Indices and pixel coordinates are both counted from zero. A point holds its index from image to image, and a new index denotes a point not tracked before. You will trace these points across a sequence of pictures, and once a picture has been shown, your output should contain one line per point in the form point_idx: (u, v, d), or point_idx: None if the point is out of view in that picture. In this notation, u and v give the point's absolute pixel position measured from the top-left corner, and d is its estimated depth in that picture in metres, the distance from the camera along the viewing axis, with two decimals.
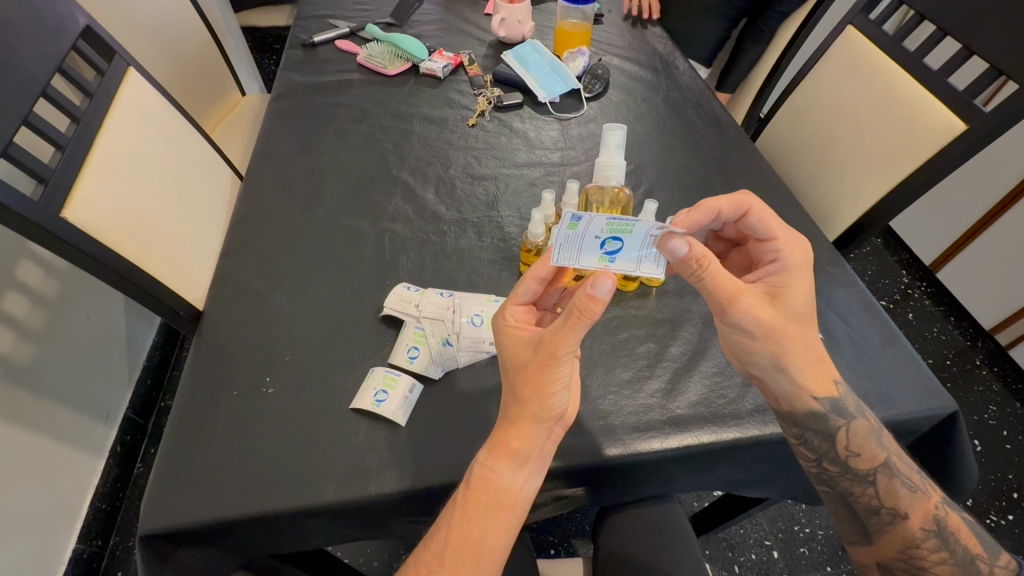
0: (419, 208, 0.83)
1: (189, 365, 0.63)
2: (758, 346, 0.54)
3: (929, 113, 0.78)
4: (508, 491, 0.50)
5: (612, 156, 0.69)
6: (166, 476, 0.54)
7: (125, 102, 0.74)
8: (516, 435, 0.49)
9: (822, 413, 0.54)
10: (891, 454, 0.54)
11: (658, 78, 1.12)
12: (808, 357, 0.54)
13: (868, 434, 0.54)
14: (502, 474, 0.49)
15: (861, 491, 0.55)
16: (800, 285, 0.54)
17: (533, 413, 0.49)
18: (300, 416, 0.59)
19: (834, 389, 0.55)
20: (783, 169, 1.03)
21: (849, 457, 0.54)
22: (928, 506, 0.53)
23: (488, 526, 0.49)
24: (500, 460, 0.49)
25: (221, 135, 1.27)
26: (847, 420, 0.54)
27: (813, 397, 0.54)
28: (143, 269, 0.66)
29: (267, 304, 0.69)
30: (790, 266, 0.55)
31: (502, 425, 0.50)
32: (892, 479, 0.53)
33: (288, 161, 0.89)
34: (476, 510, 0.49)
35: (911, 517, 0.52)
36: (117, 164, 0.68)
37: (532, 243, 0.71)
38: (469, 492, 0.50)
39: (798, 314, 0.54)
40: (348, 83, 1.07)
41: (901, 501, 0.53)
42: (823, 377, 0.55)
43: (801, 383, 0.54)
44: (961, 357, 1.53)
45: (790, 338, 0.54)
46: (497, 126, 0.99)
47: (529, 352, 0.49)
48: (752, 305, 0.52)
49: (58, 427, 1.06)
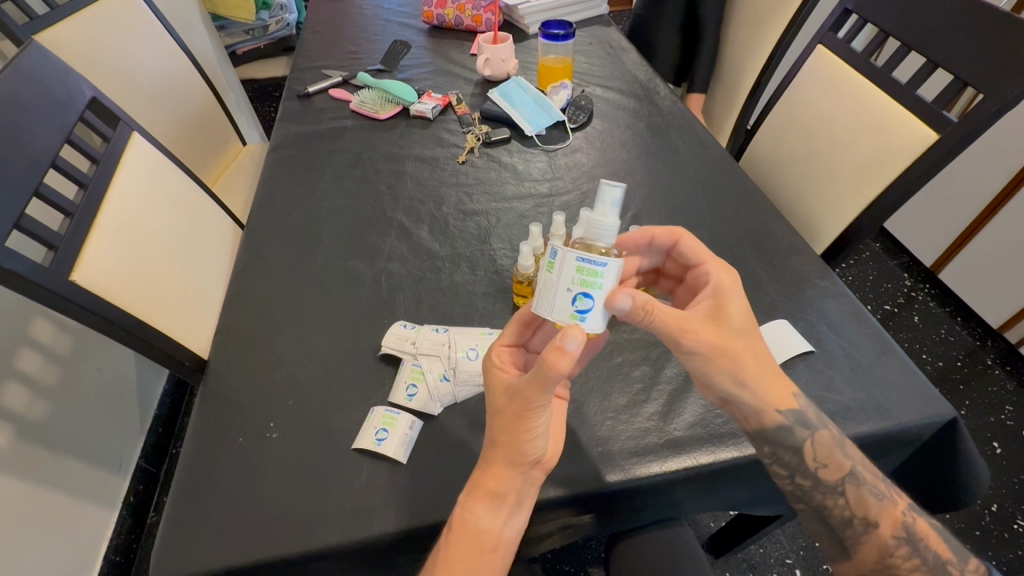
0: (414, 246, 0.85)
1: (195, 415, 0.65)
2: (716, 370, 0.54)
3: (902, 125, 0.80)
4: (488, 533, 0.51)
5: (604, 216, 0.51)
6: (175, 526, 0.55)
7: (130, 165, 0.79)
8: (491, 477, 0.50)
9: (788, 425, 0.55)
10: (856, 463, 0.55)
11: (640, 105, 1.15)
12: (763, 369, 0.55)
13: (831, 444, 0.55)
14: (483, 517, 0.50)
15: (833, 502, 0.55)
16: (737, 302, 0.56)
17: (507, 456, 0.50)
18: (303, 458, 0.60)
19: (794, 402, 0.56)
20: (768, 185, 1.05)
21: (818, 467, 0.55)
22: (896, 513, 0.54)
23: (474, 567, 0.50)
24: (478, 502, 0.50)
25: (223, 185, 1.32)
26: (812, 431, 0.55)
27: (777, 412, 0.55)
28: (148, 322, 0.68)
29: (269, 349, 0.71)
30: (722, 287, 0.57)
31: (479, 467, 0.52)
32: (860, 485, 0.54)
33: (288, 209, 0.92)
34: (453, 553, 0.50)
35: (882, 525, 0.53)
36: (124, 224, 0.72)
37: (523, 275, 0.72)
38: (450, 535, 0.51)
39: (743, 329, 0.55)
40: (342, 129, 1.11)
41: (871, 509, 0.54)
42: (780, 389, 0.56)
43: (762, 398, 0.55)
44: (971, 358, 1.51)
45: (745, 356, 0.54)
46: (487, 161, 1.02)
47: (506, 395, 0.51)
48: (702, 330, 0.53)
49: (72, 481, 1.07)
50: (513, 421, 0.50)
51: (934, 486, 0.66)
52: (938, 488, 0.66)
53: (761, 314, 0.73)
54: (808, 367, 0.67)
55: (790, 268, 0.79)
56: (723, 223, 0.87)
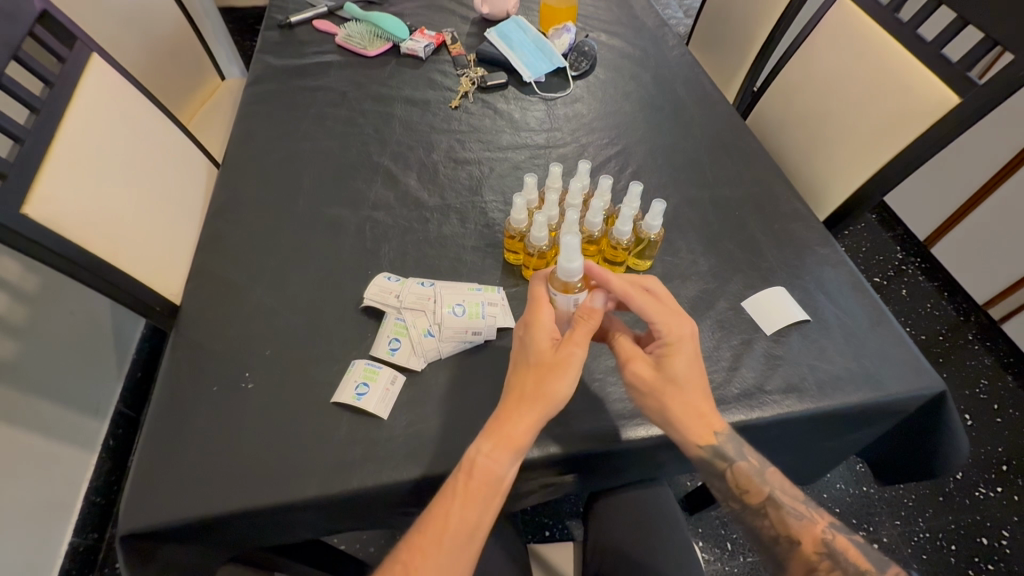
0: (401, 194, 0.81)
1: (166, 362, 0.62)
2: (643, 406, 0.57)
3: (922, 87, 0.76)
4: (500, 479, 0.51)
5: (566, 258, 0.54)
6: (146, 473, 0.54)
7: (90, 89, 0.69)
8: (516, 424, 0.51)
9: (706, 458, 0.55)
10: (776, 488, 0.56)
11: (645, 55, 1.08)
12: (687, 413, 0.55)
13: (751, 473, 0.56)
14: (506, 467, 0.51)
15: (759, 520, 0.56)
16: (682, 355, 0.55)
17: (541, 398, 0.52)
18: (281, 410, 0.58)
19: (712, 439, 0.55)
20: (774, 148, 1.01)
21: (740, 494, 0.56)
22: (815, 532, 0.54)
23: (484, 510, 0.51)
24: (500, 450, 0.50)
25: (200, 122, 1.24)
26: (730, 463, 0.55)
27: (696, 448, 0.55)
28: (114, 264, 0.63)
29: (245, 297, 0.68)
30: (670, 340, 0.55)
31: (501, 414, 0.52)
32: (780, 507, 0.55)
33: (267, 149, 0.87)
34: (463, 498, 0.50)
35: (800, 544, 0.54)
36: (84, 155, 0.64)
37: (514, 230, 0.67)
38: (465, 481, 0.50)
39: (681, 378, 0.55)
40: (327, 65, 1.03)
41: (793, 529, 0.54)
42: (701, 428, 0.55)
43: (681, 436, 0.55)
44: (953, 332, 1.54)
45: (669, 401, 0.55)
46: (481, 107, 0.96)
47: (544, 351, 0.54)
48: (633, 364, 0.56)
49: (47, 422, 1.06)
50: (547, 373, 0.53)
51: (911, 455, 0.67)
52: (915, 456, 0.67)
53: (758, 279, 0.71)
54: (802, 335, 0.65)
55: (791, 233, 0.76)
56: (725, 184, 0.83)
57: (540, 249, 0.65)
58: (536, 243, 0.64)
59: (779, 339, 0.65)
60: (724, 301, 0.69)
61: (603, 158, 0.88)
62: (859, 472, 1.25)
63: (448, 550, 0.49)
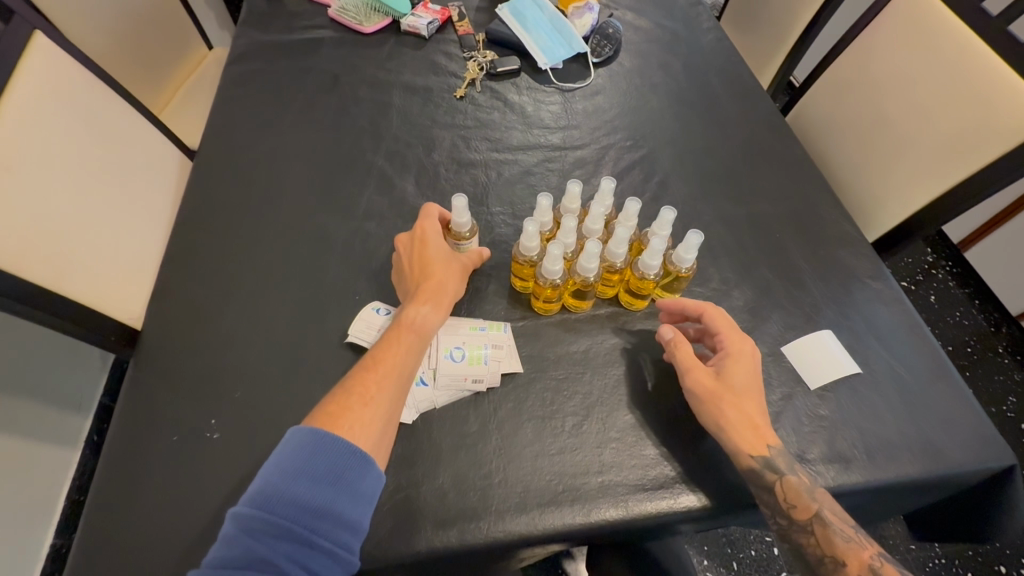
0: (396, 201, 0.71)
1: (121, 404, 0.54)
2: (701, 416, 0.51)
3: (1008, 98, 0.64)
4: (425, 332, 0.53)
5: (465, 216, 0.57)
6: (93, 541, 0.47)
7: (30, 74, 0.58)
8: (435, 288, 0.55)
9: (756, 474, 0.48)
10: (825, 506, 0.47)
11: (676, 39, 0.96)
12: (744, 414, 0.50)
13: (799, 487, 0.48)
14: (434, 320, 0.53)
15: (802, 539, 0.47)
16: (747, 365, 0.52)
17: (449, 277, 0.56)
18: (253, 466, 0.51)
19: (766, 449, 0.49)
20: (817, 152, 0.90)
21: (787, 509, 0.47)
22: (863, 556, 0.46)
23: (410, 358, 0.51)
24: (428, 308, 0.53)
25: (183, 98, 1.13)
26: (780, 475, 0.48)
27: (749, 457, 0.48)
28: (57, 291, 0.54)
29: (214, 324, 0.59)
30: (731, 350, 0.53)
31: (416, 290, 0.55)
32: (827, 526, 0.46)
33: (245, 142, 0.77)
34: (403, 342, 0.51)
35: (845, 567, 0.45)
36: (18, 161, 0.53)
37: (524, 257, 0.58)
38: (396, 332, 0.52)
39: (746, 387, 0.51)
40: (318, 43, 0.92)
41: (838, 550, 0.46)
42: (755, 436, 0.49)
43: (730, 438, 0.49)
44: (982, 343, 1.45)
45: (732, 408, 0.50)
46: (490, 98, 0.85)
47: (440, 253, 0.57)
48: (694, 368, 0.53)
49: (22, 422, 1.00)
50: (448, 265, 0.57)
51: (958, 521, 0.59)
52: (961, 523, 0.59)
53: (801, 318, 0.62)
54: (850, 391, 0.56)
55: (838, 262, 0.67)
56: (763, 198, 0.73)
57: (552, 282, 0.56)
58: (548, 276, 0.55)
59: (823, 395, 0.56)
60: (760, 345, 0.60)
61: (626, 163, 0.78)
62: None
63: (390, 386, 0.48)
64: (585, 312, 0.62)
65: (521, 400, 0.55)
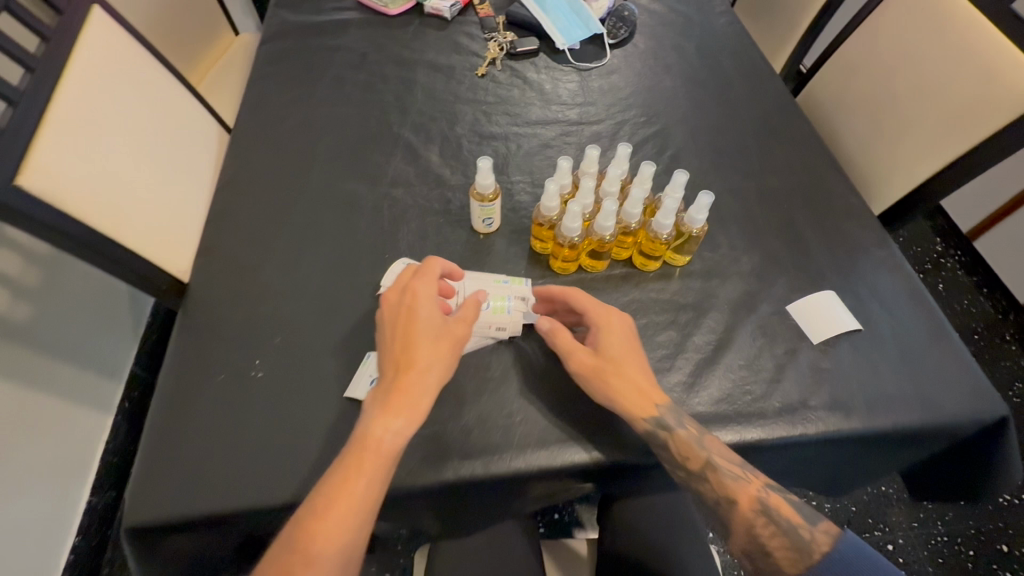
0: (422, 170, 0.75)
1: (173, 346, 0.59)
2: (591, 394, 0.53)
3: (1010, 74, 0.66)
4: (391, 449, 0.47)
5: (488, 179, 0.61)
6: (152, 464, 0.51)
7: (90, 43, 0.62)
8: (407, 390, 0.48)
9: (652, 433, 0.51)
10: (713, 452, 0.51)
11: (690, 22, 0.99)
12: (628, 384, 0.52)
13: (688, 439, 0.51)
14: (405, 435, 0.47)
15: (699, 486, 0.51)
16: (611, 335, 0.54)
17: (429, 366, 0.49)
18: (294, 402, 0.55)
19: (654, 408, 0.51)
20: (825, 131, 0.93)
21: (682, 462, 0.50)
22: (750, 490, 0.49)
23: (372, 482, 0.45)
24: (396, 418, 0.47)
25: (214, 79, 1.18)
26: (671, 431, 0.51)
27: (642, 419, 0.51)
28: (116, 240, 0.59)
29: (256, 278, 0.64)
30: (597, 324, 0.55)
31: (391, 384, 0.48)
32: (718, 471, 0.50)
33: (280, 115, 0.81)
34: (366, 471, 0.45)
35: (736, 504, 0.49)
36: (84, 121, 0.58)
37: (544, 217, 0.62)
38: (354, 452, 0.46)
39: (621, 355, 0.54)
40: (345, 24, 0.96)
41: (728, 489, 0.49)
42: (642, 399, 0.51)
43: (624, 408, 0.51)
44: (989, 331, 1.46)
45: (615, 379, 0.52)
46: (510, 76, 0.89)
47: (426, 329, 0.50)
48: (574, 351, 0.54)
49: (61, 384, 1.05)
50: (435, 346, 0.50)
51: (955, 476, 0.62)
52: (958, 477, 0.62)
53: (806, 281, 0.65)
54: (852, 346, 0.60)
55: (843, 231, 0.70)
56: (773, 172, 0.77)
57: (571, 241, 0.60)
58: (567, 234, 0.59)
59: (826, 349, 0.60)
60: (767, 305, 0.63)
61: (640, 138, 0.81)
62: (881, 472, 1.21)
63: (352, 530, 0.44)
64: (602, 272, 0.66)
65: (541, 349, 0.60)
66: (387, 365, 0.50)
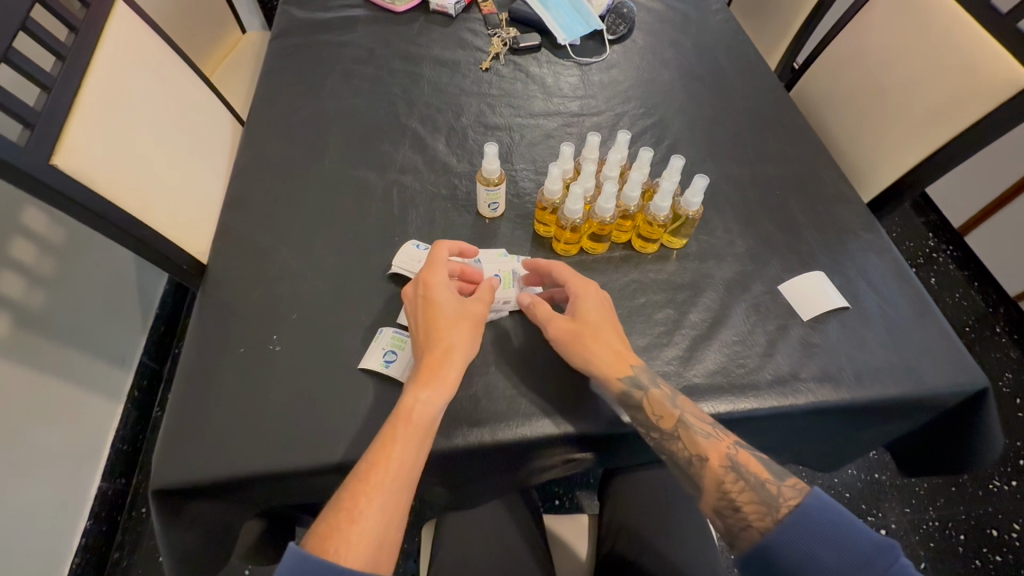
0: (429, 159, 0.78)
1: (195, 323, 0.62)
2: (569, 359, 0.56)
3: (991, 66, 0.70)
4: (429, 420, 0.50)
5: (494, 165, 0.64)
6: (178, 430, 0.54)
7: (115, 35, 0.66)
8: (438, 366, 0.52)
9: (628, 392, 0.54)
10: (686, 411, 0.54)
11: (687, 19, 1.02)
12: (604, 348, 0.56)
13: (662, 398, 0.54)
14: (440, 408, 0.51)
15: (673, 446, 0.53)
16: (587, 303, 0.58)
17: (457, 344, 0.53)
18: (310, 374, 0.58)
19: (629, 368, 0.55)
20: (817, 124, 0.97)
21: (655, 421, 0.53)
22: (721, 448, 0.52)
23: (415, 453, 0.49)
24: (431, 391, 0.51)
25: (223, 75, 1.21)
26: (645, 391, 0.54)
27: (617, 379, 0.54)
28: (141, 221, 0.62)
29: (271, 259, 0.67)
30: (575, 294, 0.59)
31: (424, 363, 0.53)
32: (690, 429, 0.53)
33: (292, 107, 0.84)
34: (402, 439, 0.49)
35: (708, 461, 0.52)
36: (110, 107, 0.61)
37: (548, 201, 0.65)
38: (392, 425, 0.49)
39: (598, 321, 0.57)
40: (353, 20, 0.99)
41: (702, 447, 0.52)
42: (616, 361, 0.55)
43: (599, 368, 0.55)
44: (980, 324, 1.49)
45: (591, 343, 0.56)
46: (513, 70, 0.92)
47: (450, 310, 0.55)
48: (553, 317, 0.58)
49: (74, 371, 1.08)
50: (462, 323, 0.55)
51: (938, 449, 0.65)
52: (941, 449, 0.65)
53: (797, 263, 0.69)
54: (840, 323, 0.63)
55: (833, 216, 0.73)
56: (766, 161, 0.80)
57: (573, 223, 0.63)
58: (569, 216, 0.62)
59: (815, 326, 0.63)
60: (760, 285, 0.67)
61: (639, 129, 0.84)
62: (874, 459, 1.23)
63: (388, 492, 0.47)
64: (602, 254, 0.69)
65: None
66: (419, 347, 0.54)
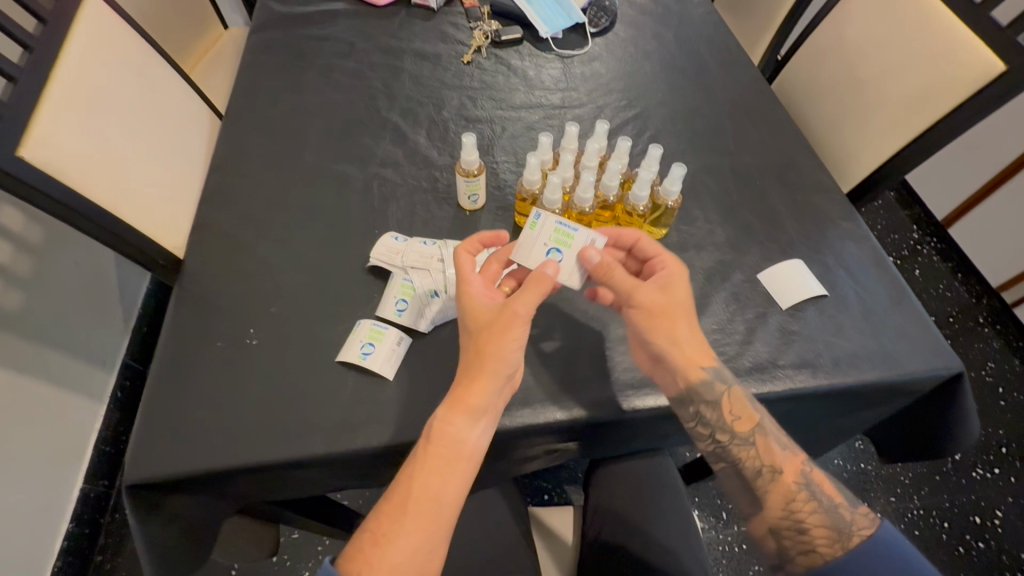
0: (410, 151, 0.78)
1: (171, 317, 0.61)
2: (651, 328, 0.56)
3: (966, 55, 0.71)
4: (467, 445, 0.49)
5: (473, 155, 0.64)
6: (154, 425, 0.53)
7: (87, 26, 0.65)
8: (474, 386, 0.49)
9: (709, 382, 0.55)
10: (766, 417, 0.54)
11: (669, 12, 1.02)
12: (695, 332, 0.56)
13: (743, 399, 0.55)
14: (479, 434, 0.50)
15: (746, 452, 0.53)
16: (681, 284, 0.57)
17: (493, 360, 0.50)
18: (289, 368, 0.58)
19: (714, 359, 0.56)
20: (799, 116, 0.97)
21: (731, 421, 0.54)
22: (797, 462, 0.53)
23: (456, 480, 0.49)
24: (461, 416, 0.49)
25: (204, 71, 1.19)
26: (727, 386, 0.55)
27: (700, 367, 0.55)
28: (115, 215, 0.61)
29: (249, 253, 0.66)
30: (671, 271, 0.58)
31: (460, 381, 0.51)
32: (767, 436, 0.53)
33: (271, 100, 0.83)
34: (436, 465, 0.48)
35: (781, 474, 0.52)
36: (82, 100, 0.61)
37: (526, 191, 0.65)
38: (427, 446, 0.49)
39: (687, 303, 0.57)
40: (333, 14, 0.98)
41: (777, 457, 0.53)
42: (704, 348, 0.56)
43: (688, 349, 0.55)
44: (963, 315, 1.51)
45: (683, 324, 0.56)
46: (494, 63, 0.91)
47: (486, 319, 0.52)
48: (643, 287, 0.56)
49: (54, 372, 1.07)
50: (499, 332, 0.51)
51: (919, 433, 0.66)
52: (922, 434, 0.65)
53: (777, 252, 0.69)
54: (818, 310, 0.63)
55: (813, 205, 0.74)
56: (747, 151, 0.80)
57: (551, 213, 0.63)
58: (548, 206, 0.62)
59: (794, 314, 0.63)
60: (740, 274, 0.67)
61: (621, 120, 0.84)
62: (859, 449, 1.24)
63: (414, 517, 0.47)
64: None
65: None
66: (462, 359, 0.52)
